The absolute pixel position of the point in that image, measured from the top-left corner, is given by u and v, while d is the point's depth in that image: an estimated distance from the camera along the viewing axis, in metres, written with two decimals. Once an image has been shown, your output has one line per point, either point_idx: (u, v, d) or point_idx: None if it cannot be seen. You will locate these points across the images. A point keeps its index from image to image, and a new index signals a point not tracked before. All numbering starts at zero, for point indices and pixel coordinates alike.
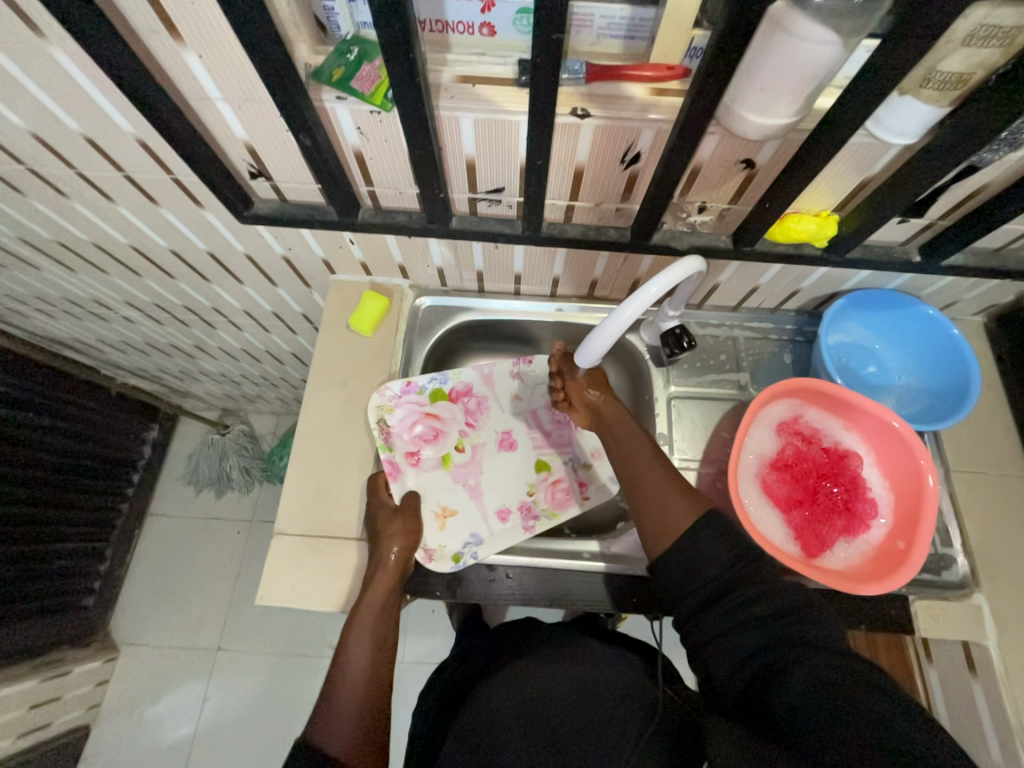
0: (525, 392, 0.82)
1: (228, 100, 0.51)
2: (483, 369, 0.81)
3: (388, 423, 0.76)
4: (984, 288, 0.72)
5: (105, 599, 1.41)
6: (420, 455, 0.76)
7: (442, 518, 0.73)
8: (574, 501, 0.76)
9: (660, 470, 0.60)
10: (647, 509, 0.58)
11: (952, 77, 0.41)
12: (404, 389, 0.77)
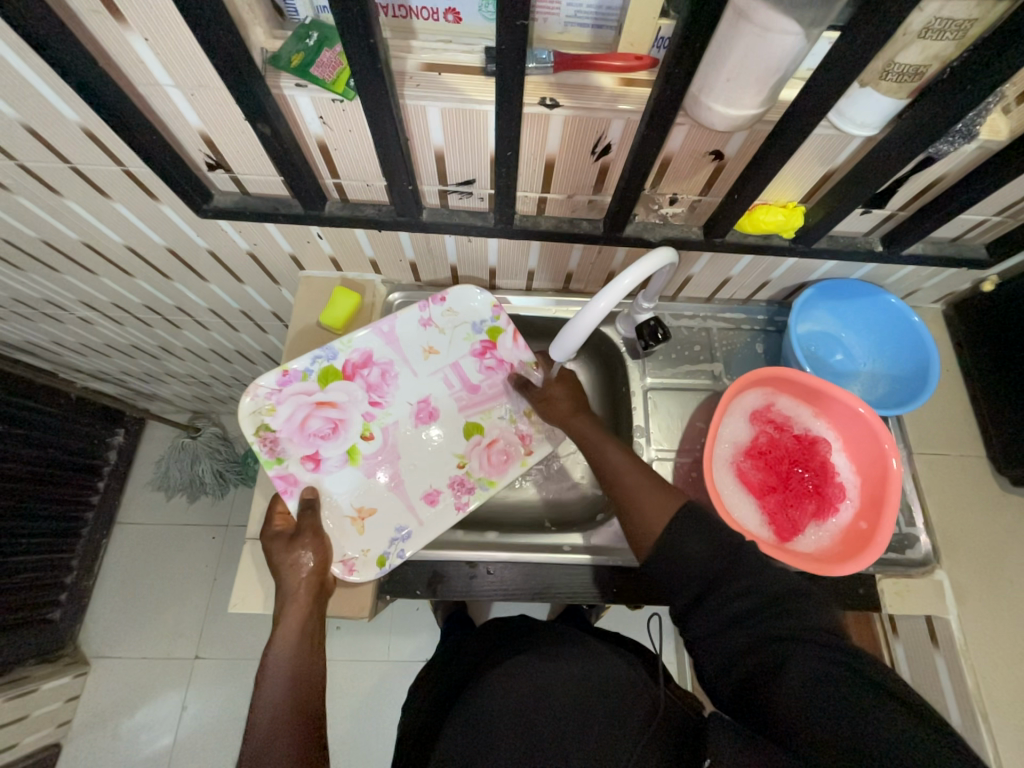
0: (440, 345, 0.77)
1: (180, 87, 0.48)
2: (379, 330, 0.74)
3: (272, 431, 0.69)
4: (942, 276, 0.75)
5: (73, 612, 1.35)
6: (320, 453, 0.71)
7: (360, 518, 0.69)
8: (514, 461, 0.76)
9: (638, 470, 0.61)
10: (628, 509, 0.59)
11: (911, 69, 0.42)
12: (285, 384, 0.70)
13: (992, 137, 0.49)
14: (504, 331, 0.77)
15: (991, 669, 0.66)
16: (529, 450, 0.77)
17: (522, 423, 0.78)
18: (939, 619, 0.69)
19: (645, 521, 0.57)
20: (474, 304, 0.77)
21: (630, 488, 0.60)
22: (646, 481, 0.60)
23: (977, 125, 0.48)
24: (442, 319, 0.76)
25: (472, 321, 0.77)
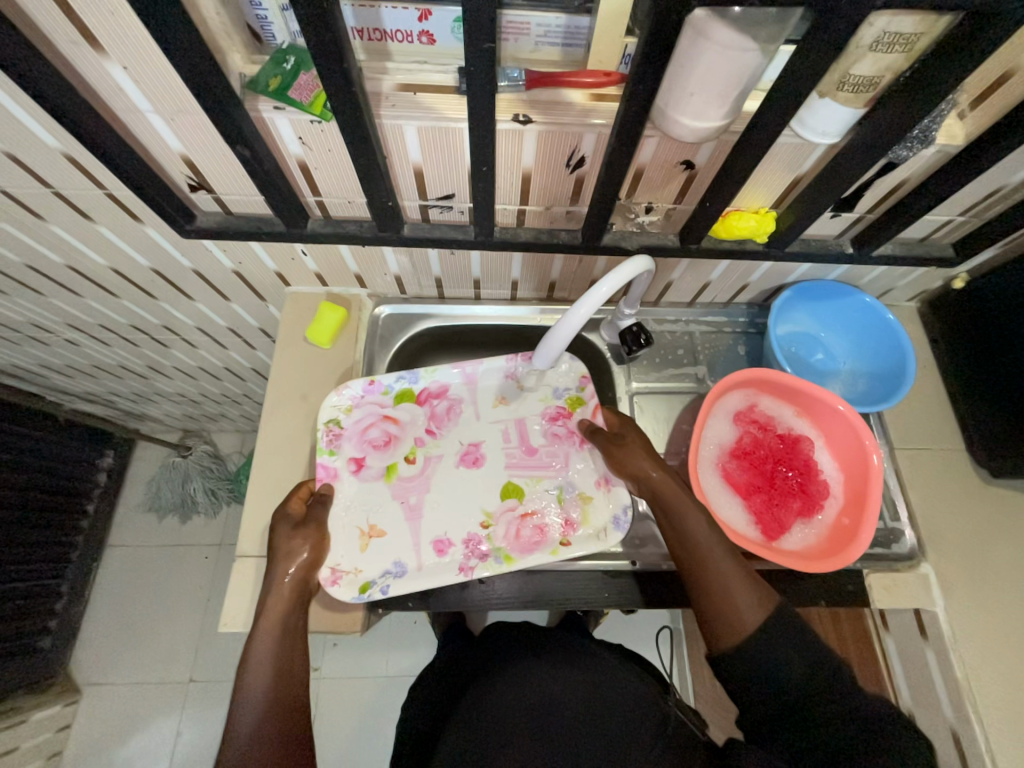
0: (513, 399, 0.78)
1: (160, 112, 0.49)
2: (465, 368, 0.77)
3: (339, 426, 0.72)
4: (914, 275, 0.77)
5: (63, 639, 1.33)
6: (365, 460, 0.72)
7: (367, 536, 0.69)
8: (543, 546, 0.70)
9: (727, 561, 0.59)
10: (711, 604, 0.57)
11: (865, 79, 0.44)
12: (366, 389, 0.74)
13: (948, 142, 0.51)
14: (584, 404, 0.77)
15: (980, 658, 0.67)
16: (563, 542, 0.70)
17: (572, 504, 0.73)
18: (928, 612, 0.69)
19: (730, 620, 0.55)
20: (564, 372, 0.78)
21: (723, 584, 0.57)
22: (740, 580, 0.57)
23: (932, 131, 0.50)
24: (528, 375, 0.78)
25: (555, 387, 0.78)
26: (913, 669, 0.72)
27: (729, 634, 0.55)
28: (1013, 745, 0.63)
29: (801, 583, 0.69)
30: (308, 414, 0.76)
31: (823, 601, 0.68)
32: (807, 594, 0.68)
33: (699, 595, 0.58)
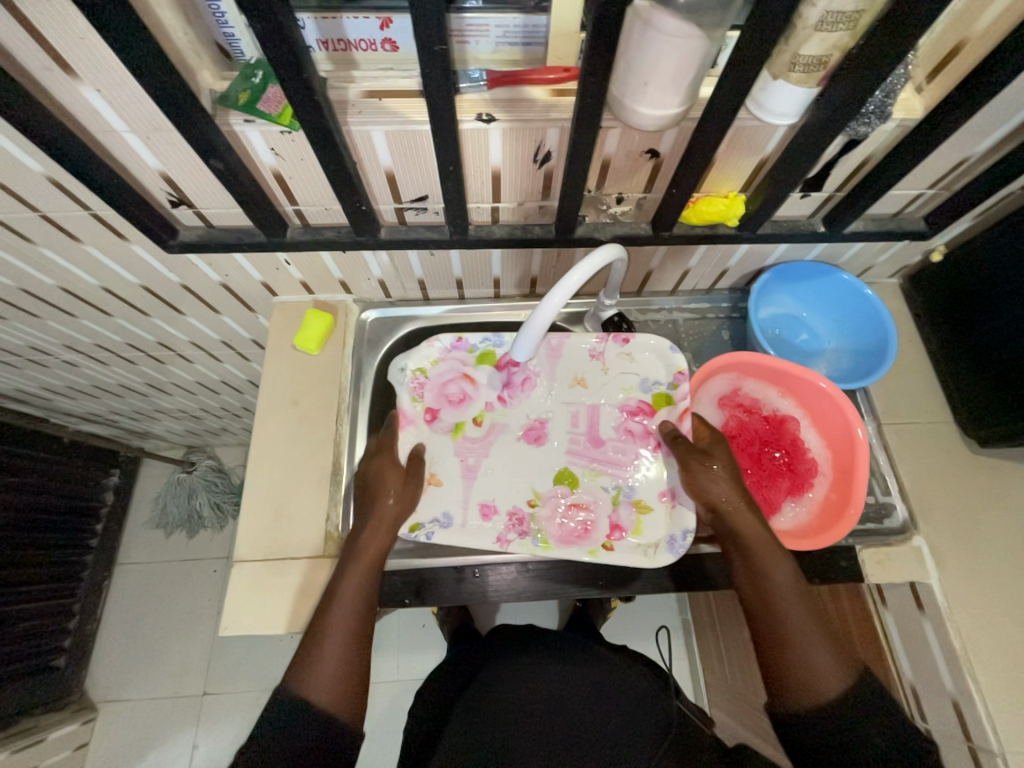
0: (592, 381, 0.76)
1: (136, 131, 0.51)
2: (552, 342, 0.76)
3: (424, 375, 0.76)
4: (893, 250, 0.77)
5: (78, 658, 1.34)
6: (438, 413, 0.75)
7: (424, 484, 0.72)
8: (585, 541, 0.69)
9: (806, 615, 0.57)
10: (784, 658, 0.55)
11: (814, 60, 0.45)
12: (454, 345, 0.76)
13: (907, 116, 0.52)
14: (672, 403, 0.74)
15: (975, 627, 0.67)
16: (607, 544, 0.69)
17: (625, 508, 0.71)
18: (922, 584, 0.70)
19: (804, 674, 0.54)
20: (655, 361, 0.75)
21: (800, 640, 0.55)
22: (818, 637, 0.55)
23: (889, 105, 0.50)
24: (615, 359, 0.76)
25: (642, 380, 0.75)
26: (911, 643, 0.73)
27: (801, 692, 0.54)
28: (1012, 711, 0.63)
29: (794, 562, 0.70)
30: (300, 419, 0.77)
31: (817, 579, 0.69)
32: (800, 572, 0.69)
33: (771, 647, 0.57)
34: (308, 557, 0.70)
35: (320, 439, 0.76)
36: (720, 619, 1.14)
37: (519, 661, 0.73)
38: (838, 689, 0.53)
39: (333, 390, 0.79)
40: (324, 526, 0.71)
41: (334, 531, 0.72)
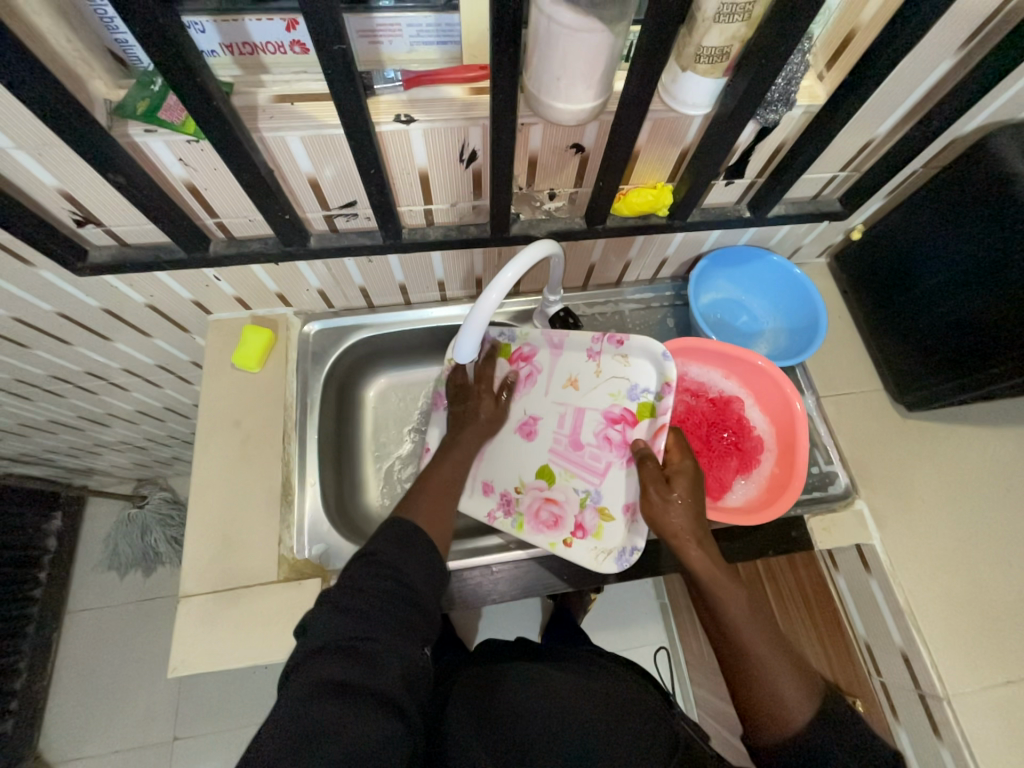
0: (585, 382, 0.69)
1: (24, 147, 0.47)
2: (553, 336, 0.71)
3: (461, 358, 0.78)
4: (818, 230, 0.81)
5: (27, 719, 1.24)
6: None
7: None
8: (550, 531, 0.69)
9: (769, 648, 0.53)
10: (749, 691, 0.52)
11: (717, 51, 0.46)
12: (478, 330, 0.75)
13: (811, 102, 0.55)
14: (655, 414, 0.64)
15: (917, 581, 0.71)
16: (568, 542, 0.68)
17: (592, 511, 0.67)
18: (866, 546, 0.74)
19: (773, 710, 0.50)
20: (648, 367, 0.65)
21: (763, 670, 0.52)
22: (783, 663, 0.52)
23: (793, 93, 0.52)
24: (609, 360, 0.67)
25: (632, 386, 0.66)
26: (863, 603, 0.76)
27: (770, 726, 0.50)
28: (953, 654, 0.67)
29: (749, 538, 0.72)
30: (244, 441, 0.74)
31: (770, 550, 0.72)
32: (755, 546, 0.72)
33: (737, 682, 0.53)
34: (262, 584, 0.67)
35: (267, 460, 0.73)
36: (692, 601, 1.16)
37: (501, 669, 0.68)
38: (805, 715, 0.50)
39: (278, 408, 0.76)
40: (277, 550, 0.69)
41: (289, 554, 0.70)
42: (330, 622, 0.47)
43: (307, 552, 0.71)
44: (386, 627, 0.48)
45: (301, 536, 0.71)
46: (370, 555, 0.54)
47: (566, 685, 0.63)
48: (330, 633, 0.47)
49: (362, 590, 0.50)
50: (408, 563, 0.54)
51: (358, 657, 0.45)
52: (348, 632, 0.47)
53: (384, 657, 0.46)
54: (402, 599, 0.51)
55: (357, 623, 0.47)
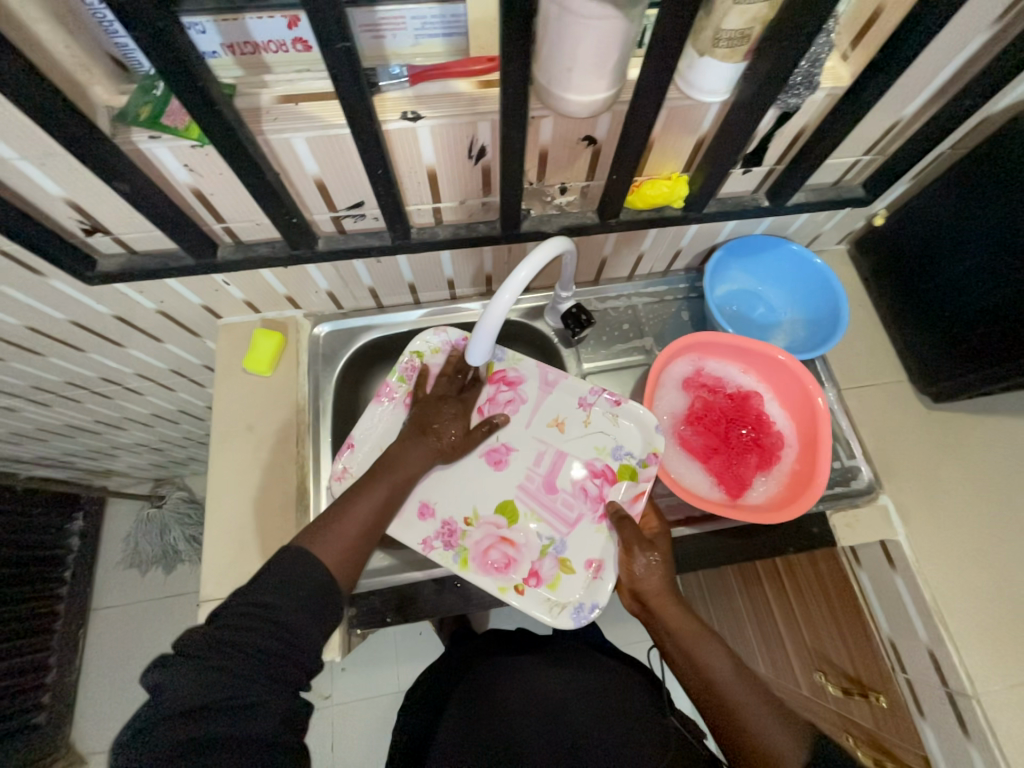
0: (568, 428, 0.73)
1: (29, 158, 0.46)
2: (548, 375, 0.74)
3: (420, 359, 0.75)
4: (838, 217, 0.78)
5: (60, 713, 1.27)
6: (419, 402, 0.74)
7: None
8: (498, 575, 0.66)
9: (753, 695, 0.52)
10: (744, 749, 0.49)
11: (737, 34, 0.44)
12: (458, 339, 0.75)
13: (835, 85, 0.52)
14: (637, 478, 0.69)
15: (943, 578, 0.69)
16: (519, 588, 0.65)
17: (550, 558, 0.67)
18: (891, 542, 0.72)
19: (771, 763, 0.47)
20: (636, 432, 0.70)
21: (752, 723, 0.50)
22: (772, 711, 0.50)
23: (815, 75, 0.50)
24: (600, 416, 0.72)
25: (618, 446, 0.71)
26: (887, 598, 0.75)
27: None
28: (982, 650, 0.66)
29: (768, 535, 0.71)
30: (258, 446, 0.74)
31: (792, 548, 0.71)
32: (774, 543, 0.71)
33: (729, 743, 0.50)
34: None
35: (282, 464, 0.73)
36: (707, 594, 1.17)
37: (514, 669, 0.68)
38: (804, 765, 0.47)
39: (291, 412, 0.76)
40: None
41: None
42: (189, 680, 0.42)
43: None
44: (257, 680, 0.44)
45: None
46: (250, 601, 0.48)
47: (583, 696, 0.63)
48: (185, 692, 0.42)
49: (226, 642, 0.45)
50: (289, 607, 0.48)
51: (229, 713, 0.42)
52: (210, 690, 0.42)
53: (260, 712, 0.43)
54: (281, 650, 0.46)
55: (219, 679, 0.43)
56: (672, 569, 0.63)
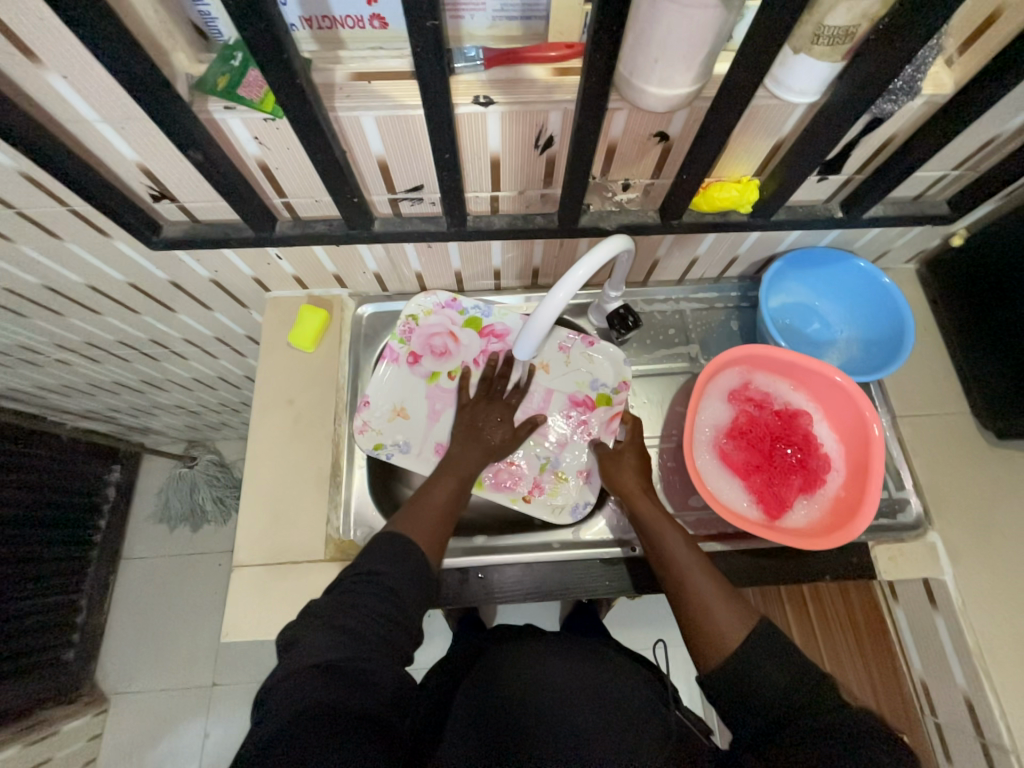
0: (559, 371, 0.78)
1: (109, 121, 0.48)
2: None
3: (416, 321, 0.78)
4: (911, 235, 0.74)
5: (87, 652, 1.34)
6: (421, 357, 0.78)
7: (394, 415, 0.76)
8: (508, 491, 0.75)
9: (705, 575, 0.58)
10: (690, 621, 0.56)
11: (840, 30, 0.41)
12: (448, 301, 0.78)
13: (936, 91, 0.49)
14: (611, 403, 0.77)
15: (991, 626, 0.65)
16: (526, 497, 0.74)
17: (549, 474, 0.76)
18: (936, 581, 0.68)
19: (710, 632, 0.53)
20: (610, 366, 0.77)
21: (699, 600, 0.56)
22: (717, 591, 0.56)
23: (917, 80, 0.47)
24: (578, 357, 0.78)
25: (595, 378, 0.78)
26: (923, 638, 0.72)
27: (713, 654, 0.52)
28: None
29: (802, 559, 0.68)
30: (297, 420, 0.75)
31: (827, 576, 0.68)
32: (809, 568, 0.68)
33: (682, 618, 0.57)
34: (310, 560, 0.69)
35: (317, 439, 0.74)
36: None
37: (521, 656, 0.65)
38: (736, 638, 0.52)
39: (331, 390, 0.77)
40: (325, 530, 0.70)
41: (334, 535, 0.71)
42: (318, 638, 0.47)
43: (352, 534, 0.72)
44: (371, 648, 0.48)
45: (347, 518, 0.72)
46: (370, 573, 0.53)
47: (582, 680, 0.61)
48: (313, 651, 0.46)
49: (346, 605, 0.50)
50: (405, 583, 0.54)
51: (350, 683, 0.45)
52: (336, 649, 0.46)
53: (371, 681, 0.46)
54: (390, 611, 0.51)
55: (346, 644, 0.47)
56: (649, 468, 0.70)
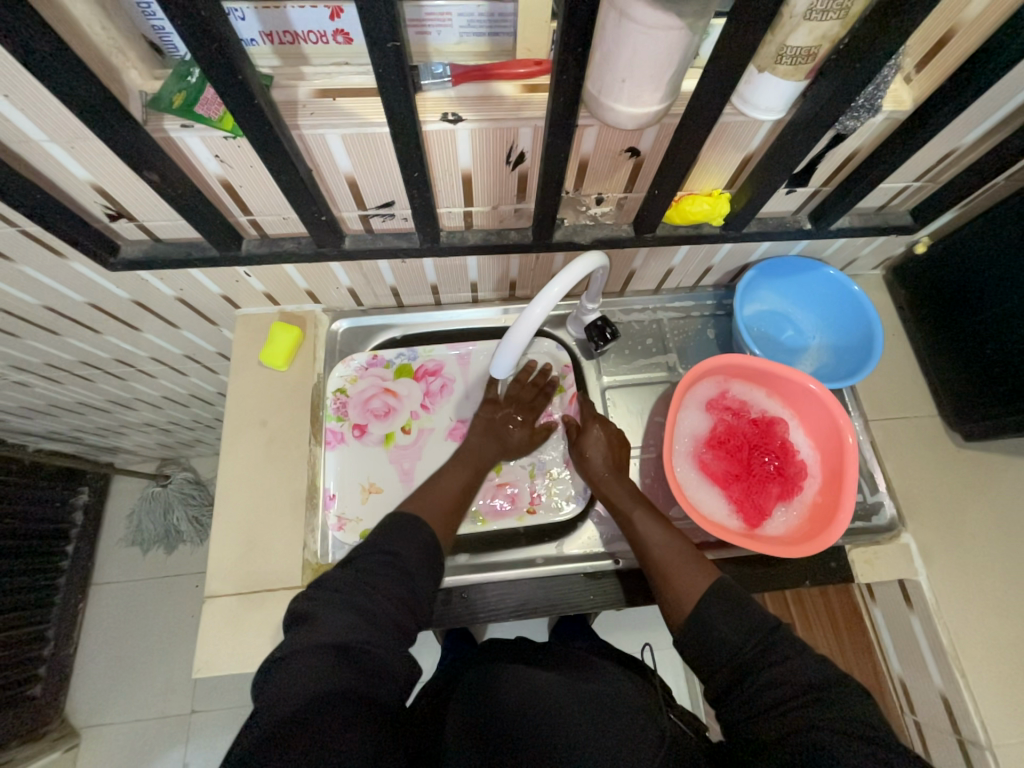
0: None
1: (58, 141, 0.45)
2: (458, 348, 0.79)
3: (345, 394, 0.76)
4: (876, 243, 0.76)
5: (54, 685, 1.28)
6: (366, 427, 0.75)
7: (366, 494, 0.72)
8: (512, 512, 0.73)
9: (671, 543, 0.60)
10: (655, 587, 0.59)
11: (802, 51, 0.42)
12: (369, 362, 0.77)
13: (896, 107, 0.50)
14: (564, 390, 0.79)
15: (964, 622, 0.67)
16: (531, 510, 0.73)
17: (541, 479, 0.75)
18: (911, 581, 0.70)
19: (674, 599, 0.56)
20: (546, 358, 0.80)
21: (658, 565, 0.59)
22: (677, 559, 0.59)
23: (878, 98, 0.48)
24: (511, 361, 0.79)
25: None
26: (901, 635, 0.74)
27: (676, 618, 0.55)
28: (998, 700, 0.64)
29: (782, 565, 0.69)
30: (269, 443, 0.72)
31: (807, 581, 0.69)
32: (789, 574, 0.69)
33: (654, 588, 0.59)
34: (287, 587, 0.67)
35: (292, 464, 0.72)
36: None
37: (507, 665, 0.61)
38: (688, 609, 0.54)
39: (305, 409, 0.75)
40: (301, 554, 0.68)
41: (312, 559, 0.69)
42: (332, 626, 0.47)
43: (331, 557, 0.70)
44: (384, 636, 0.49)
45: (325, 541, 0.70)
46: (392, 555, 0.55)
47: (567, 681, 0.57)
48: (329, 632, 0.47)
49: (365, 586, 0.52)
50: (420, 569, 0.56)
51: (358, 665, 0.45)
52: (353, 632, 0.47)
53: (384, 668, 0.47)
54: (404, 598, 0.53)
55: (363, 625, 0.48)
56: (618, 439, 0.72)
